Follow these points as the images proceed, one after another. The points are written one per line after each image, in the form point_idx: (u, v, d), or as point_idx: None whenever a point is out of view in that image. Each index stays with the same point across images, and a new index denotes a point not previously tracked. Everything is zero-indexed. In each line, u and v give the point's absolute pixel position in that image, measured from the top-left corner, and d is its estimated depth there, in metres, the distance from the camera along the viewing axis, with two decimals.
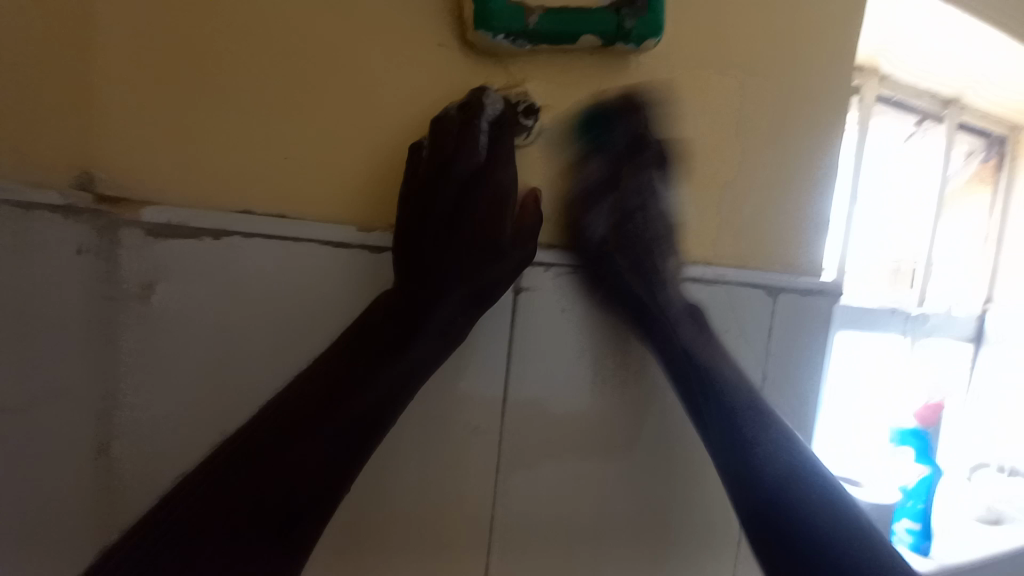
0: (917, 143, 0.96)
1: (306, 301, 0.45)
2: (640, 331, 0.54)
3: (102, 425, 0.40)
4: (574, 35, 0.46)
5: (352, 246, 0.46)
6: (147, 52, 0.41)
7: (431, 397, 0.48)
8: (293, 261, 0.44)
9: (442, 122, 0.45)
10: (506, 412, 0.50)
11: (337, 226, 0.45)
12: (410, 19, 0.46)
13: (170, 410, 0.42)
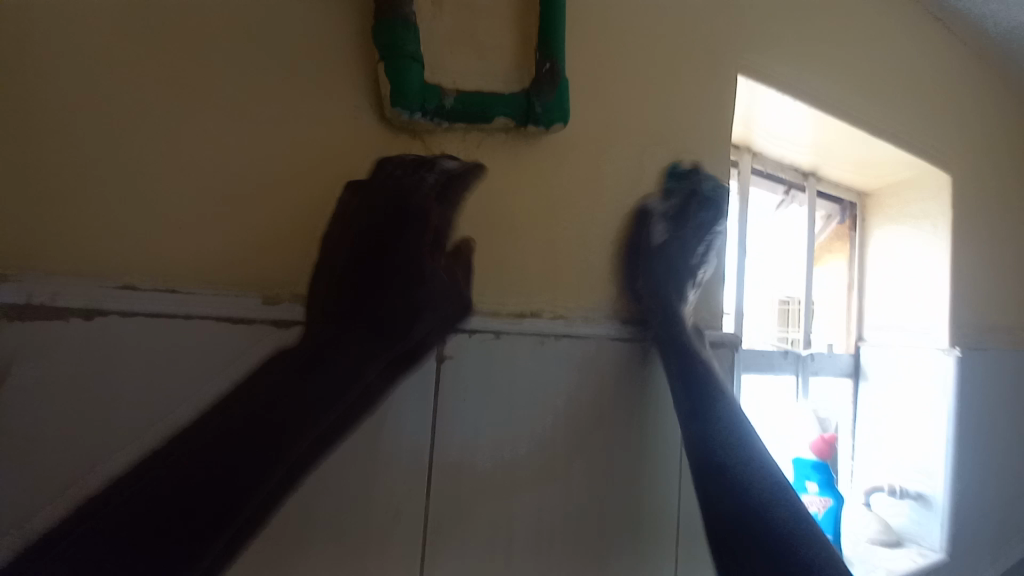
0: (786, 210, 1.13)
1: (197, 385, 0.40)
2: (573, 388, 0.54)
3: None
4: (488, 115, 0.49)
5: (252, 321, 0.42)
6: (18, 115, 0.37)
7: (346, 481, 0.44)
8: (184, 340, 0.40)
9: (392, 164, 0.45)
10: (431, 483, 0.47)
11: (237, 300, 0.42)
12: (325, 92, 0.46)
13: (10, 529, 0.34)
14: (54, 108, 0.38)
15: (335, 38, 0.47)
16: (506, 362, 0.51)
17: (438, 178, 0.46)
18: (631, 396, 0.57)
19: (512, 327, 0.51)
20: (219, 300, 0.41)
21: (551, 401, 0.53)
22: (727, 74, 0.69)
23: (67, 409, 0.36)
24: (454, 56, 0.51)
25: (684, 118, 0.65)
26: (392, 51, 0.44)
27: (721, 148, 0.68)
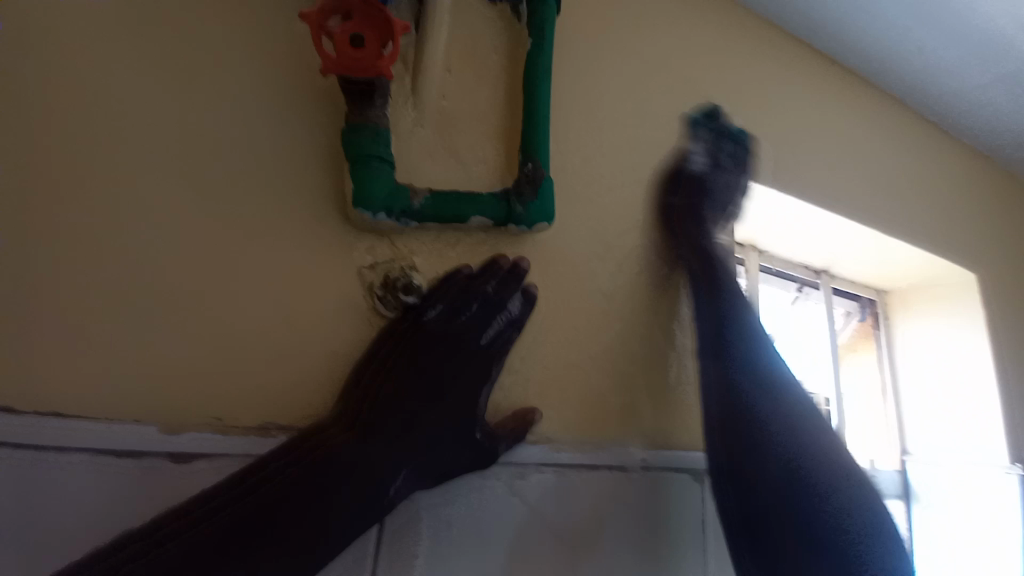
0: (802, 307, 1.06)
1: (65, 540, 0.32)
2: (570, 535, 0.47)
3: None
4: (462, 216, 0.46)
5: (148, 455, 0.35)
6: None
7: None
8: (58, 481, 0.33)
9: (376, 245, 0.45)
10: None
11: (133, 427, 0.35)
12: (285, 190, 0.43)
13: None
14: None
15: (302, 137, 0.44)
16: (479, 518, 0.43)
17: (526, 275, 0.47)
18: (628, 548, 0.49)
19: (484, 471, 0.44)
20: (120, 426, 0.35)
21: (543, 554, 0.45)
22: None
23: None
24: (431, 157, 0.49)
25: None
26: (359, 153, 0.42)
27: (716, 248, 0.65)
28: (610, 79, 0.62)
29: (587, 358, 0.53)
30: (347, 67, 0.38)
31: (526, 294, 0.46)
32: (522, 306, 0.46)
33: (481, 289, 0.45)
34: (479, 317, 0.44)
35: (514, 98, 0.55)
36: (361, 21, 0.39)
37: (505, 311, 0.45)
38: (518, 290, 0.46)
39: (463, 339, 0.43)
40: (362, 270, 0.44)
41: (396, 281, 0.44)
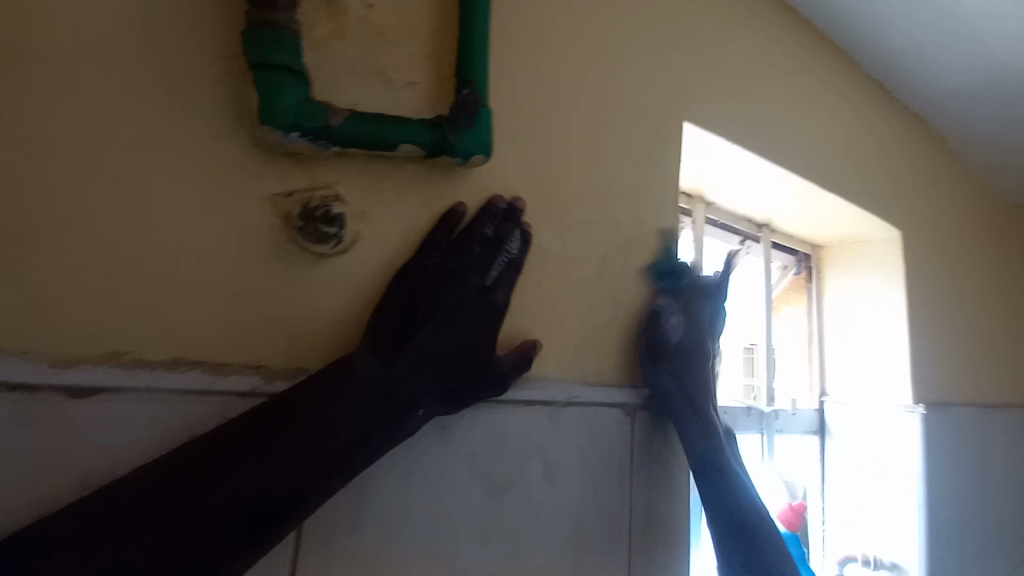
0: (744, 260, 1.10)
1: None
2: (502, 466, 0.48)
3: None
4: (389, 142, 0.43)
5: (36, 388, 0.32)
6: None
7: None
8: None
9: (293, 171, 0.41)
10: None
11: (15, 359, 0.32)
12: (182, 102, 0.38)
13: None
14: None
15: (199, 39, 0.39)
16: (414, 449, 0.44)
17: (507, 225, 0.47)
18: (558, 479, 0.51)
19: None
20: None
21: (475, 481, 0.46)
22: (668, 117, 0.66)
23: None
24: (356, 77, 0.45)
25: (621, 161, 0.61)
26: (266, 62, 0.37)
27: (660, 194, 0.64)
28: (631, 196, 0.61)
29: (522, 300, 0.52)
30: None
31: (501, 242, 0.47)
32: (499, 254, 0.46)
33: (481, 232, 0.46)
34: (480, 256, 0.45)
35: (449, 16, 0.50)
36: None
37: (477, 261, 0.45)
38: (492, 239, 0.46)
39: (461, 277, 0.44)
40: (278, 198, 0.40)
41: (316, 209, 0.41)
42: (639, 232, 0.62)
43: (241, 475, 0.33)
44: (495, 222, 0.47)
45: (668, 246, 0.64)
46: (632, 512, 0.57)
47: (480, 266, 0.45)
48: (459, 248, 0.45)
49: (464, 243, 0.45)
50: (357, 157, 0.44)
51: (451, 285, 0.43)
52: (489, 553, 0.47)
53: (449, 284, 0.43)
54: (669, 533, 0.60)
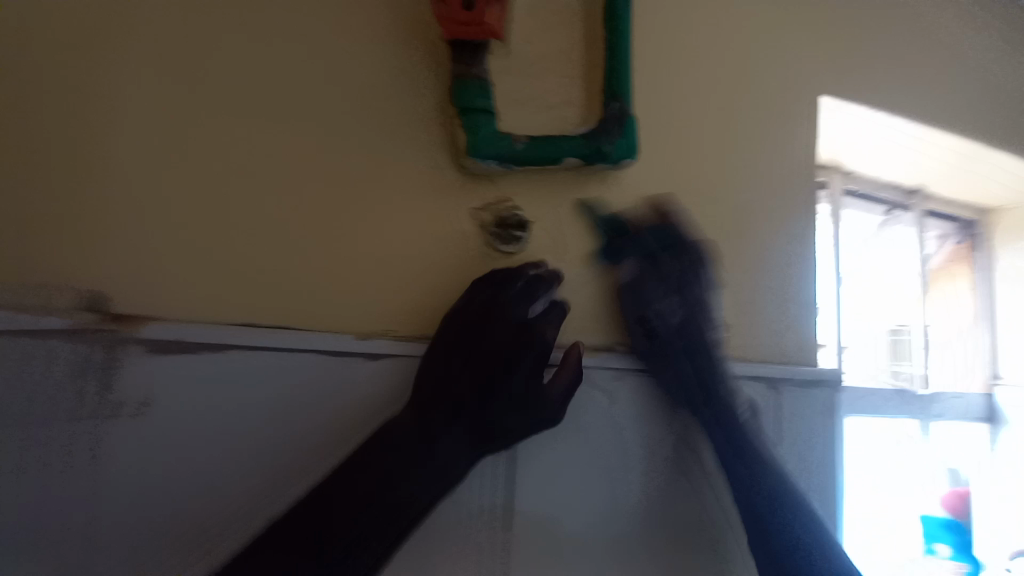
0: (891, 230, 1.02)
1: (303, 416, 0.44)
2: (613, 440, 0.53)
3: (75, 552, 0.38)
4: (557, 157, 0.51)
5: (351, 354, 0.46)
6: (164, 178, 0.44)
7: (435, 515, 0.47)
8: (290, 373, 0.44)
9: (488, 188, 0.52)
10: (511, 535, 0.49)
11: (337, 335, 0.46)
12: (410, 142, 0.50)
13: (141, 532, 0.40)
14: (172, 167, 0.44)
15: (417, 92, 0.51)
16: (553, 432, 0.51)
17: (542, 274, 0.51)
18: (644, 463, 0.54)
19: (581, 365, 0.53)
20: (326, 336, 0.45)
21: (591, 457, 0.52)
22: (799, 97, 0.68)
23: (173, 438, 0.41)
24: (524, 104, 0.55)
25: (751, 145, 0.64)
26: (469, 108, 0.48)
27: (792, 174, 0.66)
28: (764, 179, 0.64)
29: None
30: (467, 32, 0.42)
31: (540, 285, 0.50)
32: (535, 297, 0.49)
33: (521, 276, 0.50)
34: (519, 298, 0.49)
35: (592, 36, 0.58)
36: None
37: (517, 303, 0.48)
38: (530, 282, 0.49)
39: (497, 318, 0.47)
40: (475, 211, 0.52)
41: (508, 218, 0.52)
42: (773, 212, 0.64)
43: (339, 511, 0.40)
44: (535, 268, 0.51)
45: (802, 225, 0.65)
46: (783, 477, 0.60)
47: (518, 306, 0.48)
48: (498, 295, 0.48)
49: (503, 289, 0.48)
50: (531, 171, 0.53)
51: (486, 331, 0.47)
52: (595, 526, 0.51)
53: (483, 329, 0.47)
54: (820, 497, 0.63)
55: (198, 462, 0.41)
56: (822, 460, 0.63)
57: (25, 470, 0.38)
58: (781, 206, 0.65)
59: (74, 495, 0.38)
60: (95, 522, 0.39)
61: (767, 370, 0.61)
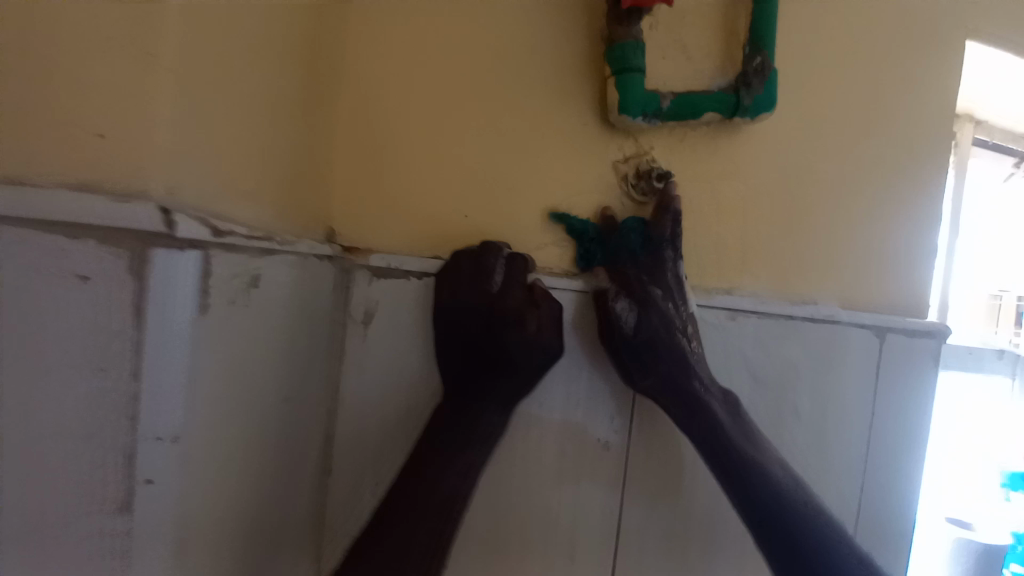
0: (1017, 185, 0.96)
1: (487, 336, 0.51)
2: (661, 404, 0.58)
3: (326, 420, 0.52)
4: (698, 113, 0.56)
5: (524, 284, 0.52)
6: (373, 132, 0.52)
7: (579, 423, 0.57)
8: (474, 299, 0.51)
9: (629, 143, 0.58)
10: (636, 446, 0.58)
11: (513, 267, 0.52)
12: (566, 99, 0.56)
13: (370, 412, 0.52)
14: (382, 111, 0.52)
15: (573, 51, 0.56)
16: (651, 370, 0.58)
17: (489, 257, 0.52)
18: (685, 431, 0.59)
19: (706, 301, 0.59)
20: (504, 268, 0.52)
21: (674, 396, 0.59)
22: (941, 45, 0.66)
23: (390, 346, 0.52)
24: (666, 60, 0.58)
25: (879, 95, 0.65)
26: (625, 67, 0.53)
27: (921, 127, 0.66)
28: (890, 133, 0.65)
29: (783, 232, 0.63)
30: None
31: (486, 269, 0.51)
32: (491, 282, 0.51)
33: (458, 266, 0.52)
34: (465, 286, 0.51)
35: None
36: None
37: (475, 291, 0.51)
38: (475, 269, 0.51)
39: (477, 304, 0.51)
40: (616, 163, 0.58)
41: (648, 170, 0.57)
42: (893, 164, 0.65)
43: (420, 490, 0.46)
44: (485, 257, 0.52)
45: (922, 177, 0.66)
46: (875, 412, 0.67)
47: (483, 294, 0.51)
48: (476, 283, 0.51)
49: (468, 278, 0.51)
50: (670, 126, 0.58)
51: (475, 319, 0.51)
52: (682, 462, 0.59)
53: (468, 316, 0.51)
54: (911, 434, 0.68)
55: (411, 366, 0.52)
56: (917, 400, 0.68)
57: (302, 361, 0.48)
58: (904, 161, 0.66)
59: (328, 381, 0.52)
60: (340, 401, 0.52)
61: (875, 318, 0.65)
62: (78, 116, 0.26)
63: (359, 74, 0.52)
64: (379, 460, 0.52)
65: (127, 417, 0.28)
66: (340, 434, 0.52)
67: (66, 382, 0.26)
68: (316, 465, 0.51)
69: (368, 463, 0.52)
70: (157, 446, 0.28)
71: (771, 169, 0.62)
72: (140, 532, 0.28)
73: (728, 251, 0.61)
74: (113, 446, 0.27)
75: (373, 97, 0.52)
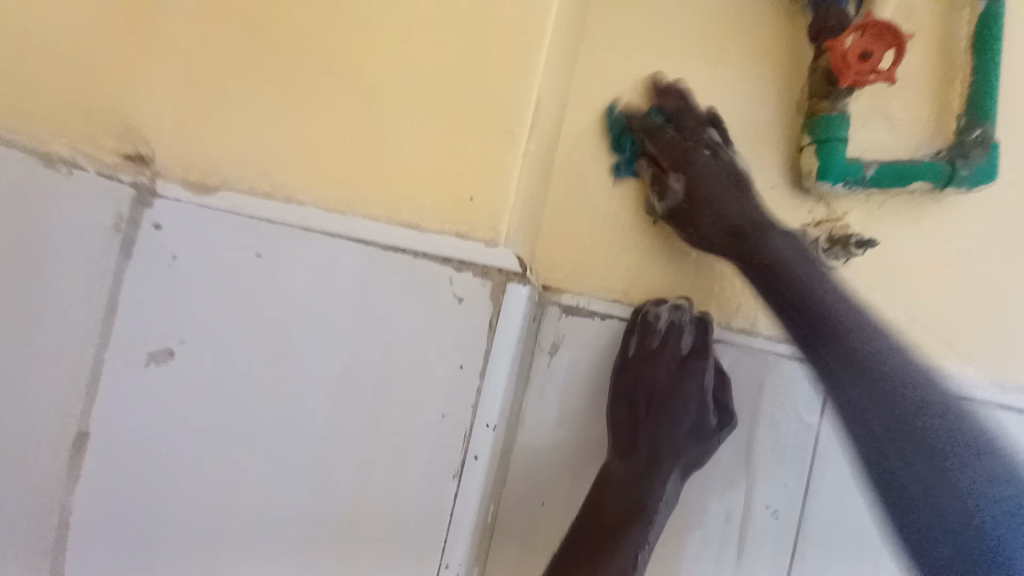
0: None
1: (667, 391, 0.55)
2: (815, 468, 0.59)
3: (509, 438, 0.57)
4: (906, 181, 0.55)
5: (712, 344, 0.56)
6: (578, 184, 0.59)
7: (742, 480, 0.58)
8: (659, 352, 0.56)
9: (821, 210, 0.58)
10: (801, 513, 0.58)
11: (703, 326, 0.56)
12: (759, 161, 0.59)
13: (548, 434, 0.57)
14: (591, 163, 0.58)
15: (770, 120, 0.59)
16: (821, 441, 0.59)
17: (679, 319, 0.56)
18: (828, 490, 0.59)
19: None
20: (689, 330, 0.56)
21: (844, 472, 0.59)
22: None
23: (572, 374, 0.58)
24: (868, 127, 0.58)
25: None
26: (829, 137, 0.54)
27: None
28: None
29: (993, 311, 0.58)
30: (868, 76, 0.49)
31: (678, 327, 0.56)
32: (682, 341, 0.56)
33: (655, 322, 0.56)
34: (661, 340, 0.56)
35: (945, 63, 0.59)
36: (872, 40, 0.49)
37: (667, 347, 0.56)
38: (670, 328, 0.56)
39: (666, 356, 0.55)
40: (805, 226, 0.58)
41: (850, 236, 0.55)
42: None
43: (612, 515, 0.53)
44: (682, 316, 0.56)
45: None
46: None
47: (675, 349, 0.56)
48: (665, 336, 0.56)
49: (662, 331, 0.56)
50: (864, 195, 0.58)
51: (668, 372, 0.55)
52: (845, 533, 0.59)
53: (660, 368, 0.55)
54: None
55: (590, 402, 0.58)
56: None
57: (516, 383, 0.56)
58: None
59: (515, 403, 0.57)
60: (523, 422, 0.57)
61: None
62: (460, 184, 0.36)
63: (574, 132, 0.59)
64: (551, 481, 0.57)
65: (471, 406, 0.36)
66: (519, 448, 0.57)
67: (416, 375, 0.35)
68: (498, 475, 0.56)
69: (542, 481, 0.57)
70: (484, 430, 0.37)
71: (979, 241, 0.58)
72: (458, 494, 0.37)
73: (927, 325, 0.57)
74: (452, 428, 0.36)
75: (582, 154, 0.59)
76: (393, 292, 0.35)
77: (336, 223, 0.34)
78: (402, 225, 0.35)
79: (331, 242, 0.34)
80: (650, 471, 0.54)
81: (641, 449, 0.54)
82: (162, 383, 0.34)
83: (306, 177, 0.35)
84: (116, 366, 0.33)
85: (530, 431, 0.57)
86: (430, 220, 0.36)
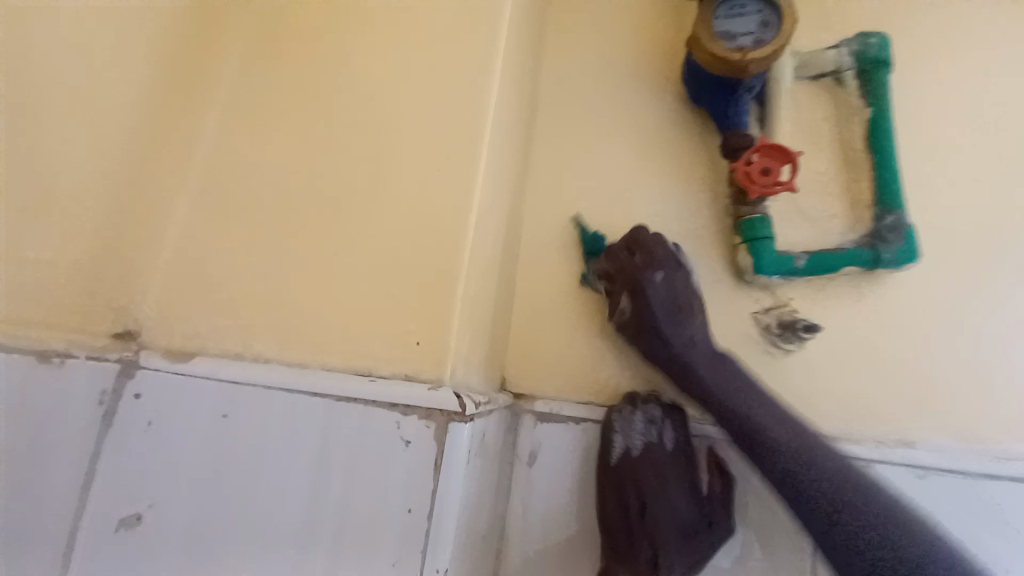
0: None
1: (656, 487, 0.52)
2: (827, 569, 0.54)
3: (497, 561, 0.55)
4: (836, 268, 0.60)
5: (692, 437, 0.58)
6: (540, 296, 0.65)
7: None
8: (644, 452, 0.54)
9: (767, 298, 0.62)
10: None
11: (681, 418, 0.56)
12: (701, 261, 0.64)
13: (535, 554, 0.56)
14: (550, 277, 0.65)
15: (705, 223, 0.66)
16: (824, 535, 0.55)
17: (654, 415, 0.56)
18: None
19: (886, 456, 0.55)
20: (669, 424, 0.55)
21: None
22: None
23: (552, 486, 0.57)
24: (793, 223, 0.65)
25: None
26: (755, 236, 0.60)
27: None
28: None
29: (961, 379, 0.58)
30: (774, 187, 0.56)
31: (655, 424, 0.55)
32: (663, 435, 0.55)
33: (632, 425, 0.56)
34: (642, 439, 0.55)
35: (851, 161, 0.67)
36: (769, 159, 0.57)
37: (651, 443, 0.54)
38: (647, 424, 0.55)
39: (652, 452, 0.54)
40: (755, 314, 0.62)
41: (796, 322, 0.61)
42: None
43: None
44: (656, 413, 0.56)
45: None
46: None
47: (656, 444, 0.54)
48: (643, 434, 0.55)
49: (640, 429, 0.55)
50: (802, 281, 0.63)
51: (654, 467, 0.53)
52: None
53: (646, 465, 0.53)
54: None
55: (573, 515, 0.56)
56: None
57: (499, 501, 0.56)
58: None
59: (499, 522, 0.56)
60: (508, 542, 0.56)
61: None
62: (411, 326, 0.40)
63: (533, 252, 0.67)
64: None
65: (422, 550, 0.35)
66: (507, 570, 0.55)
67: (371, 519, 0.36)
68: None
69: None
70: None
71: (928, 311, 0.61)
72: None
73: (895, 400, 0.58)
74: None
75: (541, 270, 0.66)
76: (349, 437, 0.37)
77: (294, 379, 0.38)
78: (358, 372, 0.39)
79: (292, 394, 0.37)
80: (653, 572, 0.50)
81: (634, 556, 0.51)
82: (132, 548, 0.35)
83: (275, 334, 0.40)
84: (88, 537, 0.35)
85: (518, 550, 0.55)
86: (384, 364, 0.39)
